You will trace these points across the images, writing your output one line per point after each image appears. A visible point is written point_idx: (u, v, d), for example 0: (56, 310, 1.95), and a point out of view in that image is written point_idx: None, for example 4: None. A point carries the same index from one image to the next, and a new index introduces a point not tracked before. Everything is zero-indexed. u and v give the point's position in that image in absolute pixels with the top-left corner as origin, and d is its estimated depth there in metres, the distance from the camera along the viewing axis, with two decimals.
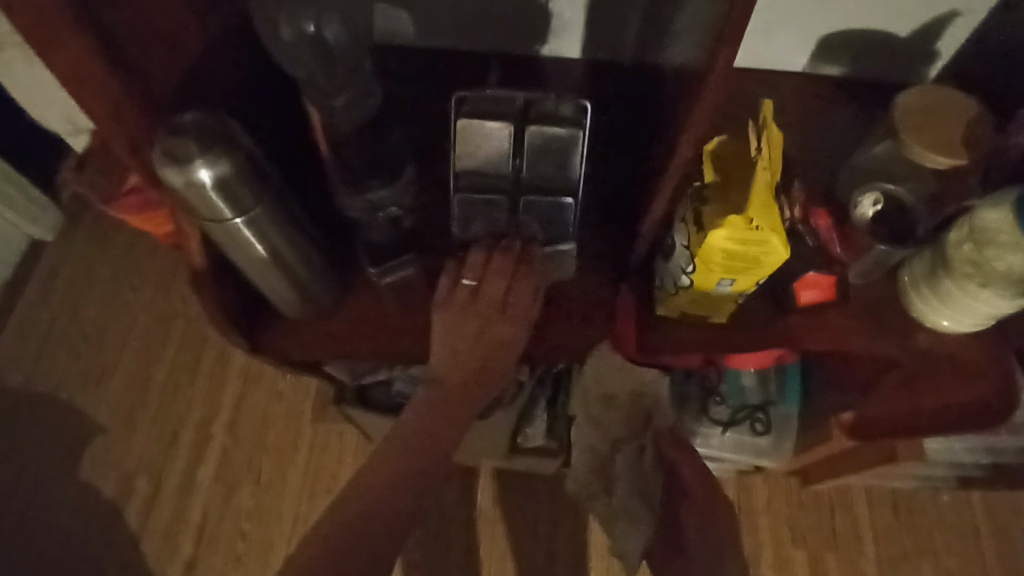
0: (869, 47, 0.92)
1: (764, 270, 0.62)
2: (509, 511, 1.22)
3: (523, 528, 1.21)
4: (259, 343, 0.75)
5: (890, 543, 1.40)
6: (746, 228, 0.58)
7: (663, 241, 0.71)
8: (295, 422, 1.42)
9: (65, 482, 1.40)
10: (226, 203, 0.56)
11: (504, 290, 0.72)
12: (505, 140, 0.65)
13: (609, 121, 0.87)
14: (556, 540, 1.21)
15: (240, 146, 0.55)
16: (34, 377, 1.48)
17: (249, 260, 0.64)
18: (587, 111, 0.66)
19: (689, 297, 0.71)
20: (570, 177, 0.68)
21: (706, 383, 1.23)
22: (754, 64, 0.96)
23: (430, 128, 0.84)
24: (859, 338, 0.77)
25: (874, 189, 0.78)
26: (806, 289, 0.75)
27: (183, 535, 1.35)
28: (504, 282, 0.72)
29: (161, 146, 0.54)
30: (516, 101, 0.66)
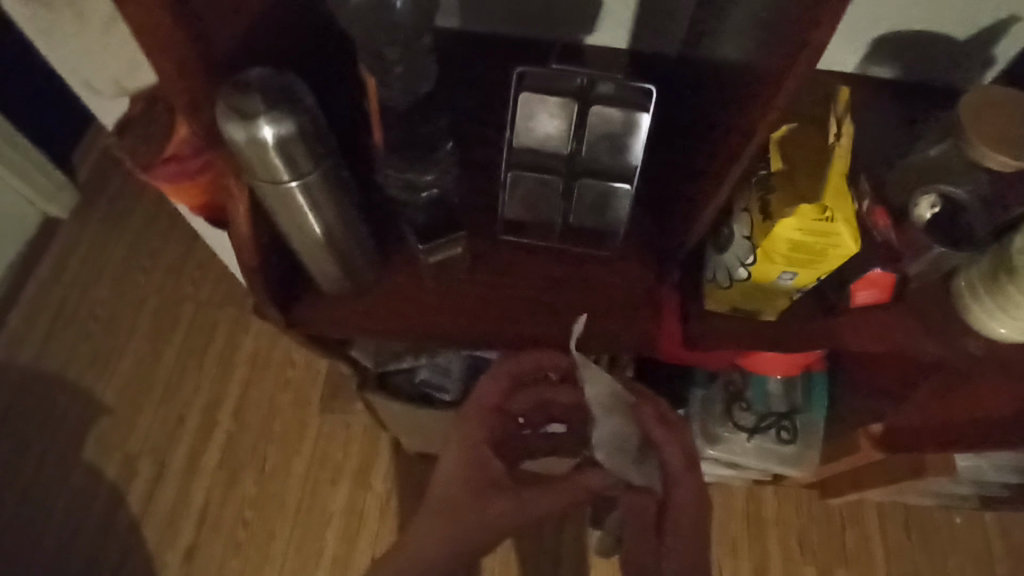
0: (923, 50, 0.90)
1: (828, 263, 0.60)
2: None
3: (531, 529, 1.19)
4: (296, 318, 0.74)
5: (904, 560, 1.37)
6: (817, 216, 0.56)
7: (718, 232, 0.69)
8: (303, 411, 1.40)
9: (68, 462, 1.38)
10: (284, 164, 0.55)
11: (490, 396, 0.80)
12: (565, 119, 0.63)
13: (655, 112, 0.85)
14: (566, 541, 1.19)
15: (305, 105, 0.54)
16: (41, 356, 1.46)
17: (297, 229, 0.62)
18: (651, 94, 0.63)
19: (742, 291, 0.68)
20: (626, 164, 0.66)
21: (730, 388, 1.20)
22: (821, 65, 0.93)
23: (468, 112, 0.82)
24: (909, 339, 0.75)
25: (932, 191, 0.75)
26: (862, 289, 0.72)
27: (185, 520, 1.33)
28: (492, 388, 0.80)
29: (224, 100, 0.52)
30: (576, 80, 0.64)
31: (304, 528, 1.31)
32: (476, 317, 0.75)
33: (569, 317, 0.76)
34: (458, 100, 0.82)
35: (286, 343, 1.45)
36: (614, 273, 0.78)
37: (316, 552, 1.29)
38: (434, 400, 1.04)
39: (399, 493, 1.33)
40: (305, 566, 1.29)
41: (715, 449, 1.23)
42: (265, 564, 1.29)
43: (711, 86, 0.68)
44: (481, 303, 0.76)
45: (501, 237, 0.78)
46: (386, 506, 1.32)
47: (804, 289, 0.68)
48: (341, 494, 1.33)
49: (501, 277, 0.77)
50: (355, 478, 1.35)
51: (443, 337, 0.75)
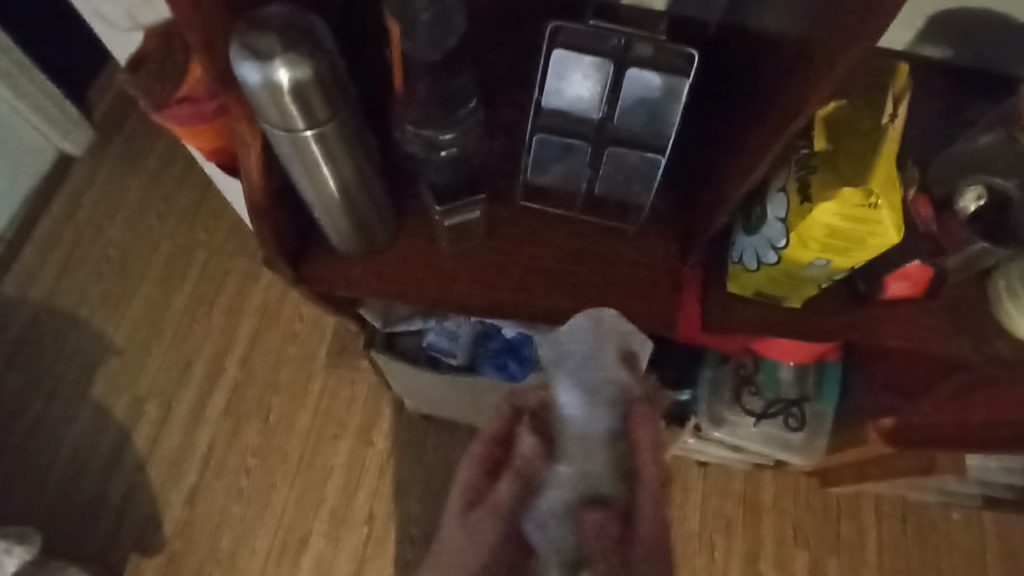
0: (983, 30, 0.84)
1: (866, 252, 0.57)
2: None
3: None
4: (306, 275, 0.72)
5: (898, 554, 1.37)
6: (861, 203, 0.52)
7: (750, 211, 0.66)
8: (308, 366, 1.39)
9: (77, 399, 1.39)
10: (299, 112, 0.51)
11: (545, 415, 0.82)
12: (598, 82, 0.59)
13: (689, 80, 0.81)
14: None
15: (325, 49, 0.50)
16: (52, 293, 1.46)
17: (310, 181, 0.59)
18: (695, 60, 0.58)
19: (770, 275, 0.66)
20: (662, 133, 0.62)
21: (741, 372, 1.18)
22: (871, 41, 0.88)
23: (494, 70, 0.78)
24: (936, 336, 0.72)
25: (979, 182, 0.72)
26: (897, 281, 0.68)
27: (190, 463, 1.34)
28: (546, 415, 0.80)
29: (240, 37, 0.48)
30: (613, 39, 0.58)
31: (304, 479, 1.32)
32: (490, 286, 0.73)
33: (589, 293, 0.73)
34: (485, 57, 0.78)
35: (295, 297, 1.44)
36: (634, 248, 0.75)
37: (315, 504, 1.31)
38: (440, 363, 1.04)
39: (401, 454, 1.34)
40: (303, 516, 1.30)
41: (721, 432, 1.21)
42: (265, 512, 1.30)
43: (756, 53, 0.63)
44: (499, 271, 0.74)
45: (520, 202, 0.76)
46: (385, 464, 1.33)
47: (836, 276, 0.65)
48: (342, 450, 1.34)
49: (519, 245, 0.75)
50: (356, 436, 1.35)
51: (456, 303, 0.73)
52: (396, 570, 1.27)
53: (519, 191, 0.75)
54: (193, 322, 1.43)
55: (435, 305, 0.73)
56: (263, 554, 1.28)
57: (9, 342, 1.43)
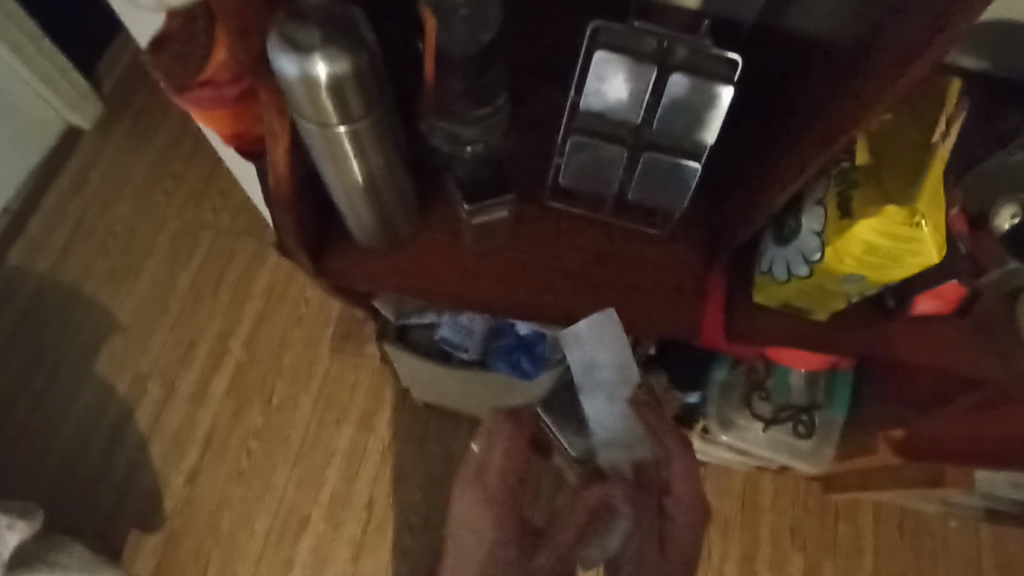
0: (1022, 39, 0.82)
1: (903, 271, 0.56)
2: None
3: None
4: (326, 266, 0.71)
5: (894, 560, 1.37)
6: (903, 221, 0.51)
7: (783, 222, 0.64)
8: (314, 350, 1.39)
9: (80, 374, 1.38)
10: (334, 107, 0.50)
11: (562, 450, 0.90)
12: (640, 84, 0.57)
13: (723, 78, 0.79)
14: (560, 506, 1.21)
15: (366, 43, 0.49)
16: (58, 267, 1.45)
17: (338, 175, 0.58)
18: (737, 66, 0.57)
19: (799, 288, 0.64)
20: (697, 140, 0.60)
21: (752, 376, 1.18)
22: None
23: (521, 63, 0.76)
24: (962, 353, 0.71)
25: (1013, 200, 0.70)
26: (928, 298, 0.68)
27: (191, 443, 1.34)
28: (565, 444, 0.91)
29: (278, 28, 0.47)
30: (654, 41, 0.57)
31: (306, 463, 1.32)
32: (513, 286, 0.72)
33: (614, 297, 0.72)
34: (514, 50, 0.76)
35: (302, 280, 1.43)
36: (662, 253, 0.74)
37: (315, 489, 1.30)
38: (451, 356, 1.02)
39: (401, 442, 1.33)
40: (304, 499, 1.30)
41: (728, 435, 1.20)
42: (265, 494, 1.30)
43: (805, 62, 0.61)
44: (525, 270, 0.73)
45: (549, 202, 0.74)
46: (387, 451, 1.33)
47: (866, 292, 0.63)
48: (343, 436, 1.34)
49: (545, 245, 0.74)
50: (359, 422, 1.35)
51: (480, 301, 0.72)
52: (394, 558, 1.27)
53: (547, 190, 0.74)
54: (198, 302, 1.42)
55: (458, 303, 0.72)
56: (262, 536, 1.28)
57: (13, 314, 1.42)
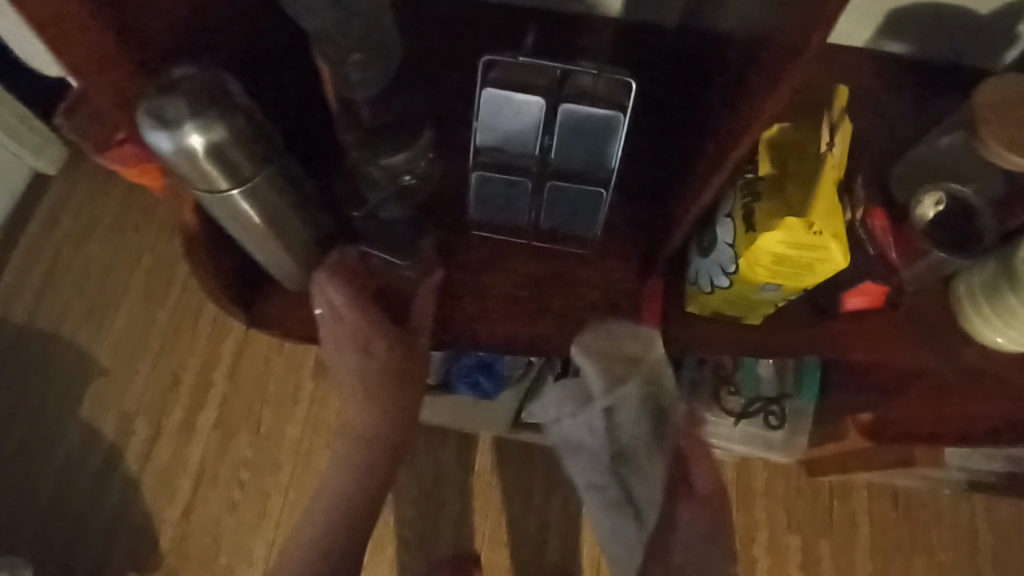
0: (944, 25, 0.82)
1: (814, 278, 0.56)
2: (503, 464, 1.20)
3: (509, 475, 1.19)
4: (259, 313, 0.71)
5: (887, 535, 1.32)
6: (805, 231, 0.51)
7: (701, 235, 0.65)
8: (296, 374, 1.32)
9: (61, 420, 1.29)
10: (221, 173, 0.51)
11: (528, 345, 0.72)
12: (534, 115, 0.57)
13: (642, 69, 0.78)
14: (552, 512, 1.18)
15: (237, 107, 0.50)
16: (33, 313, 1.35)
17: (247, 233, 0.59)
18: (631, 91, 0.58)
19: (725, 298, 0.65)
20: (603, 165, 0.61)
21: (719, 372, 1.17)
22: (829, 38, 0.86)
23: (446, 93, 0.76)
24: (902, 349, 0.71)
25: (938, 189, 0.70)
26: (854, 296, 0.69)
27: (181, 478, 1.27)
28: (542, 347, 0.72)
29: (146, 103, 0.49)
30: (547, 73, 0.58)
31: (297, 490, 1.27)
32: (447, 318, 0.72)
33: (548, 319, 0.73)
34: (438, 80, 0.76)
35: None
36: (593, 269, 0.74)
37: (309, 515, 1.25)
38: None
39: None
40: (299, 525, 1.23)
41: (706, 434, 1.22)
42: (257, 527, 1.24)
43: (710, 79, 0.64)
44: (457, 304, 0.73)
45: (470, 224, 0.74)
46: None
47: (790, 297, 0.64)
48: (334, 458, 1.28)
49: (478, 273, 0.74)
50: None
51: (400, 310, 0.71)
52: None
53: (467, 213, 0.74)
54: (177, 335, 1.34)
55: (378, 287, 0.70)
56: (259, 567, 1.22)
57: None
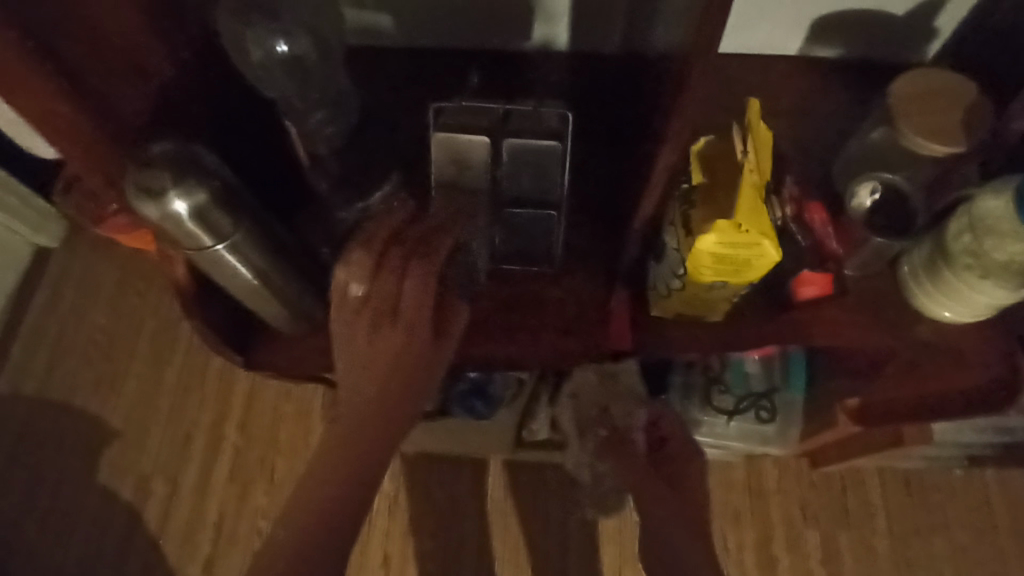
0: (864, 28, 0.89)
1: (756, 273, 0.61)
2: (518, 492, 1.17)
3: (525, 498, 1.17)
4: (255, 359, 0.75)
5: (903, 523, 1.30)
6: (735, 231, 0.56)
7: (655, 243, 0.70)
8: (305, 420, 1.33)
9: (79, 489, 1.30)
10: (205, 232, 0.57)
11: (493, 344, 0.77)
12: (483, 150, 0.65)
13: (588, 100, 0.85)
14: (573, 524, 1.16)
15: (214, 174, 0.56)
16: (45, 384, 1.36)
17: (235, 286, 0.64)
18: (569, 122, 0.67)
19: (683, 299, 0.70)
20: (552, 189, 0.70)
21: (708, 373, 1.20)
22: (722, 48, 0.93)
23: (412, 135, 0.82)
24: (859, 331, 0.75)
25: (873, 178, 0.76)
26: (804, 287, 0.75)
27: (204, 532, 1.27)
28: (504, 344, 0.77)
29: (133, 178, 0.55)
30: (493, 113, 0.66)
31: None
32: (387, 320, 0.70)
33: (523, 336, 0.78)
34: (401, 125, 0.83)
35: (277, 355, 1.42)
36: (561, 288, 0.80)
37: None
38: None
39: None
40: None
41: (702, 434, 1.22)
42: None
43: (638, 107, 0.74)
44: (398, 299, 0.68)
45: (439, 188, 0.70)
46: None
47: (743, 292, 0.68)
48: None
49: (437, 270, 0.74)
50: None
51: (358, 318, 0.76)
52: None
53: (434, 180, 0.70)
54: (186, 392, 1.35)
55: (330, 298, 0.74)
56: None
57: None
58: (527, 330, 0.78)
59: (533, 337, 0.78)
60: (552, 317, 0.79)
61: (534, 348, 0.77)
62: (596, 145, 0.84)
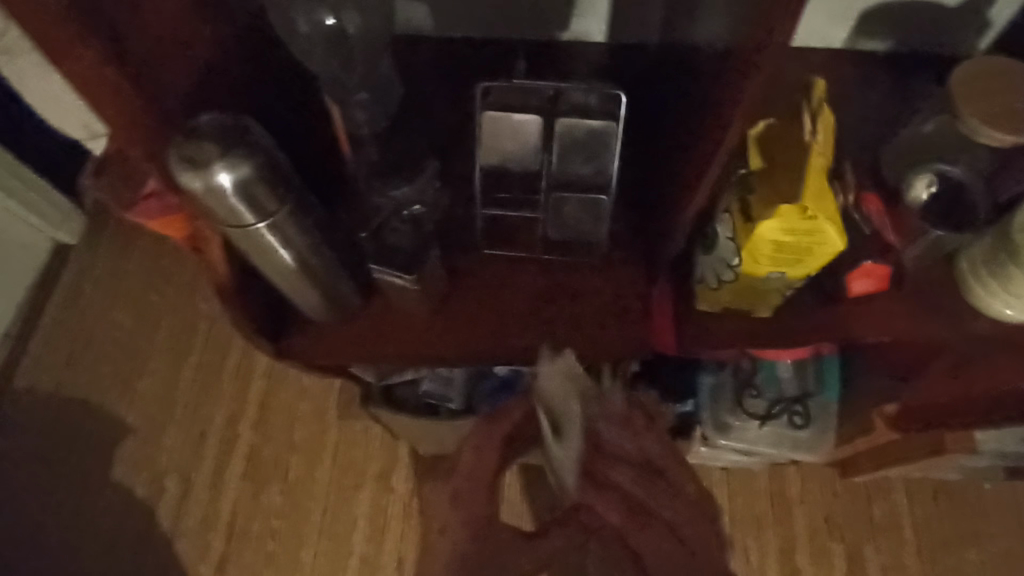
0: (914, 19, 0.85)
1: (816, 261, 0.58)
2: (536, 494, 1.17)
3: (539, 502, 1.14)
4: (288, 349, 0.74)
5: (941, 536, 1.23)
6: (800, 217, 0.54)
7: (703, 233, 0.68)
8: (320, 420, 1.29)
9: (95, 486, 1.28)
10: (247, 208, 0.55)
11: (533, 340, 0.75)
12: (535, 132, 0.66)
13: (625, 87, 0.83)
14: None
15: (261, 148, 0.55)
16: (63, 379, 1.35)
17: (274, 267, 0.63)
18: (620, 101, 0.65)
19: (733, 291, 0.67)
20: (600, 172, 0.68)
21: (739, 374, 1.08)
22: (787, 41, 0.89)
23: (447, 126, 0.81)
24: (912, 322, 0.72)
25: (929, 171, 0.73)
26: (859, 279, 0.70)
27: (214, 534, 1.23)
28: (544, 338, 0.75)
29: (177, 150, 0.53)
30: (542, 92, 0.66)
31: (325, 536, 1.22)
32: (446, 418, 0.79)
33: (563, 328, 0.75)
34: (435, 113, 0.81)
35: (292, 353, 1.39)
36: (603, 279, 0.77)
37: (344, 558, 1.20)
38: (440, 410, 1.00)
39: (424, 492, 1.24)
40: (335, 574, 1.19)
41: (728, 439, 1.10)
42: None
43: (677, 87, 0.71)
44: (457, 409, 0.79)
45: (486, 212, 0.73)
46: (409, 508, 1.23)
47: (796, 284, 0.66)
48: (364, 501, 1.24)
49: (480, 305, 0.76)
50: (377, 483, 1.25)
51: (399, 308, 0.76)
52: None
53: (480, 200, 0.73)
54: (202, 388, 1.33)
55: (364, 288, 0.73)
56: None
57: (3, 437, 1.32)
58: (567, 325, 0.75)
59: (575, 332, 0.75)
60: (594, 308, 0.76)
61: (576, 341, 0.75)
62: (634, 132, 0.81)
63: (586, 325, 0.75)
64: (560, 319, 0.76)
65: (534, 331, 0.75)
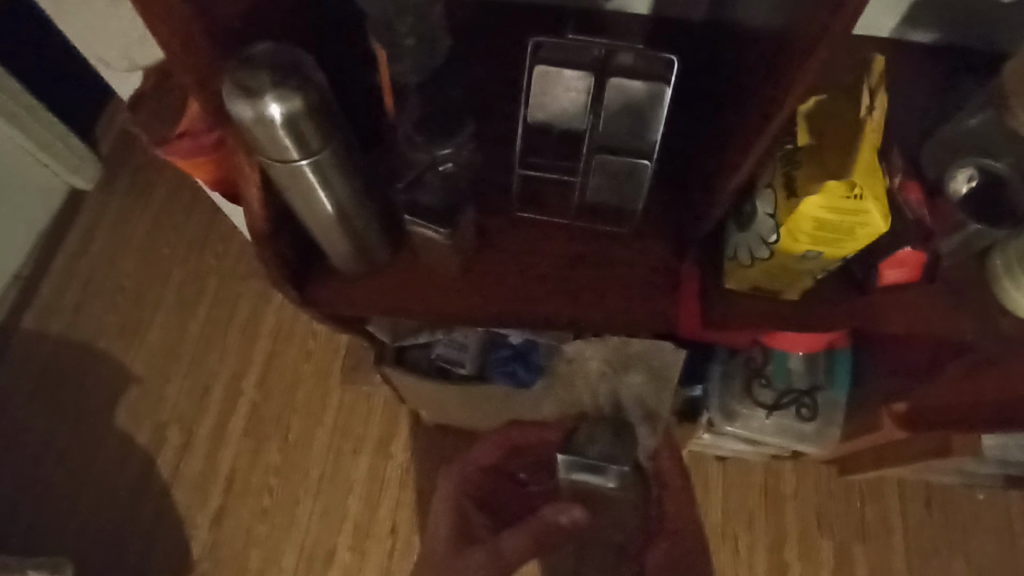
0: (970, 13, 0.83)
1: (855, 244, 0.58)
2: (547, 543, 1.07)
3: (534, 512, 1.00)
4: (311, 297, 0.75)
5: (927, 540, 1.24)
6: (846, 194, 0.54)
7: (740, 209, 0.68)
8: (323, 383, 1.30)
9: (99, 427, 1.29)
10: (293, 143, 0.55)
11: (560, 307, 0.75)
12: (581, 91, 0.65)
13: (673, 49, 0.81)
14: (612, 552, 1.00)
15: (313, 84, 0.55)
16: (73, 322, 1.36)
17: (310, 209, 0.63)
18: (671, 65, 0.64)
19: (765, 270, 0.67)
20: (642, 139, 0.67)
21: (750, 364, 1.08)
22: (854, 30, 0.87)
23: (483, 87, 0.80)
24: (938, 319, 0.72)
25: (969, 165, 0.73)
26: (891, 268, 0.69)
27: (213, 486, 1.24)
28: (569, 307, 0.75)
29: (231, 77, 0.53)
30: (594, 51, 0.65)
31: (319, 498, 1.23)
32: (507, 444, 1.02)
33: (588, 295, 0.75)
34: (472, 73, 0.80)
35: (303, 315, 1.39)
36: (632, 251, 0.77)
37: (338, 520, 1.21)
38: (451, 373, 1.01)
39: (420, 461, 1.24)
40: (327, 533, 1.21)
41: (734, 426, 1.10)
42: (285, 535, 1.21)
43: (724, 57, 0.71)
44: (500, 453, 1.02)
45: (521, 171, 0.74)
46: (406, 475, 1.24)
47: (830, 267, 0.66)
48: (361, 465, 1.25)
49: (507, 264, 0.76)
50: (375, 449, 1.26)
51: (425, 265, 0.76)
52: None
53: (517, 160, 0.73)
54: (210, 340, 1.33)
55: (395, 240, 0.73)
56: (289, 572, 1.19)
57: (11, 375, 1.33)
58: (592, 293, 0.75)
59: (599, 301, 0.75)
60: (618, 278, 0.76)
61: (598, 311, 0.75)
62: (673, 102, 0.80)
63: (612, 295, 0.75)
64: (589, 285, 0.76)
65: (558, 298, 0.75)
